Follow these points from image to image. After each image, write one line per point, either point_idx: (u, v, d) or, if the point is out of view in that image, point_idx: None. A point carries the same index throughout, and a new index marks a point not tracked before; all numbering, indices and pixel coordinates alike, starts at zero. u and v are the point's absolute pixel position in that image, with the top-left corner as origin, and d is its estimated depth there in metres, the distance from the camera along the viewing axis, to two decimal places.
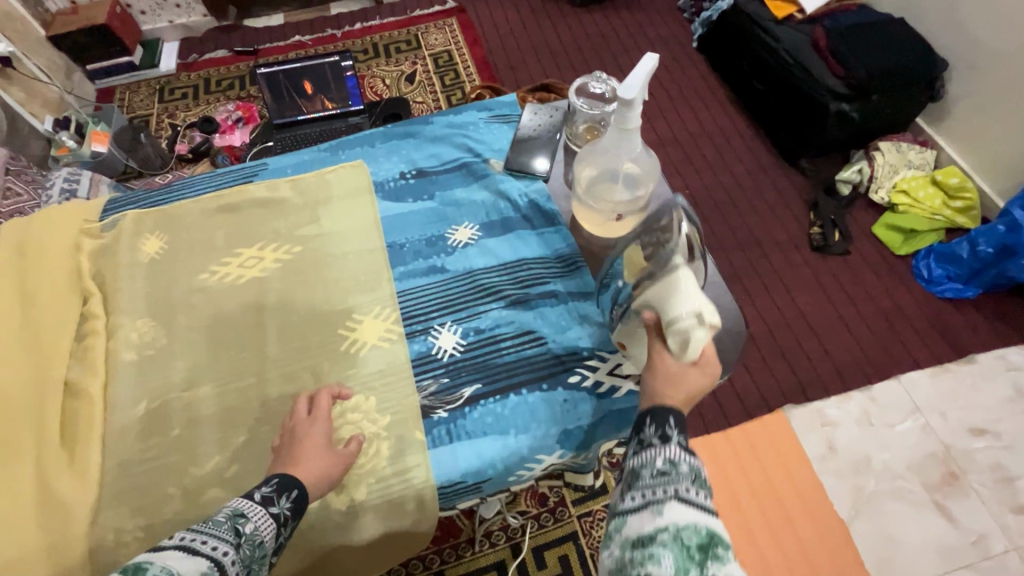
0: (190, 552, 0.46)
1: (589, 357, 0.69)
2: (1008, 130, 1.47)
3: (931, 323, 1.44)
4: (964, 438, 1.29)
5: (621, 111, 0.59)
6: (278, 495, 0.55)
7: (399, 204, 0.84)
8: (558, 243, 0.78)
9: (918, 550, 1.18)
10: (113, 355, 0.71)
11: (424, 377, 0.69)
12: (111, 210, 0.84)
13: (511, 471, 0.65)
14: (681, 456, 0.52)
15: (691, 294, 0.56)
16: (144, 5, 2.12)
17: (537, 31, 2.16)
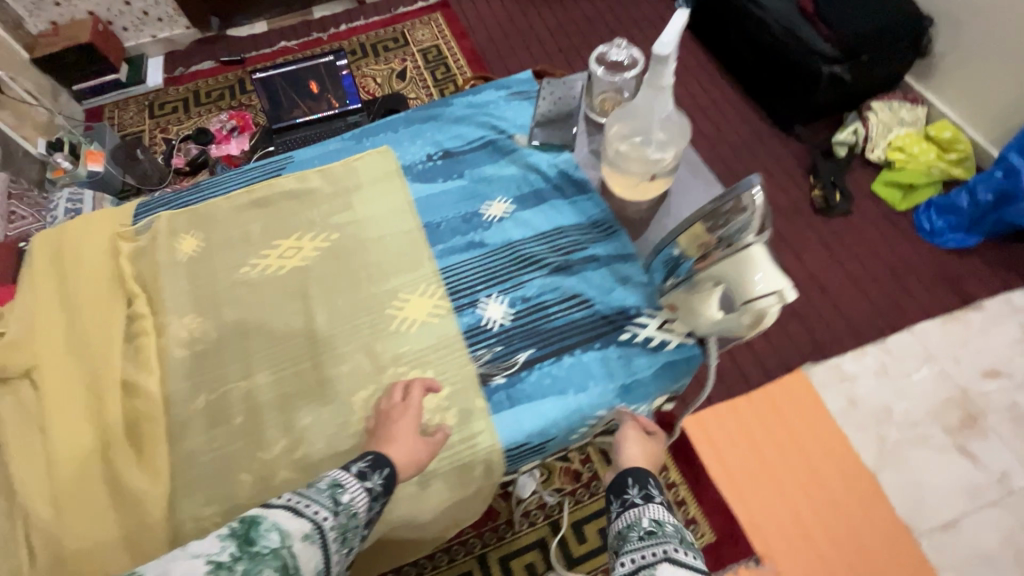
0: (295, 513, 0.50)
1: (637, 315, 0.73)
2: (997, 80, 1.50)
3: (936, 274, 1.47)
4: (978, 381, 1.33)
5: (655, 69, 0.62)
6: (372, 471, 0.58)
7: (430, 185, 0.86)
8: (591, 210, 0.81)
9: (943, 492, 1.21)
10: (165, 354, 0.75)
11: (478, 347, 0.72)
12: (144, 213, 0.87)
13: (573, 427, 0.69)
14: (664, 517, 0.55)
15: (767, 272, 0.57)
16: (125, 21, 2.09)
17: (523, 20, 2.16)
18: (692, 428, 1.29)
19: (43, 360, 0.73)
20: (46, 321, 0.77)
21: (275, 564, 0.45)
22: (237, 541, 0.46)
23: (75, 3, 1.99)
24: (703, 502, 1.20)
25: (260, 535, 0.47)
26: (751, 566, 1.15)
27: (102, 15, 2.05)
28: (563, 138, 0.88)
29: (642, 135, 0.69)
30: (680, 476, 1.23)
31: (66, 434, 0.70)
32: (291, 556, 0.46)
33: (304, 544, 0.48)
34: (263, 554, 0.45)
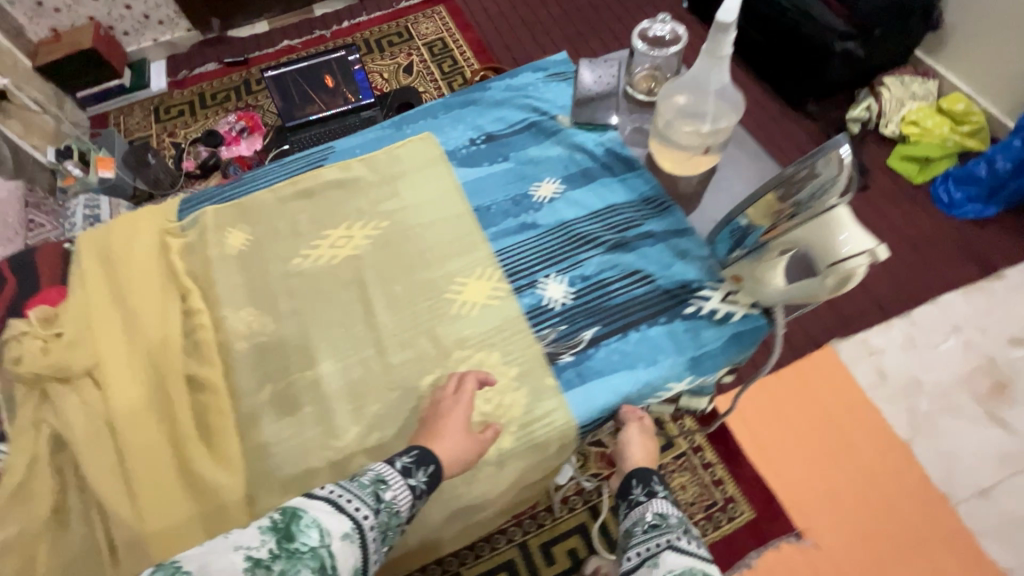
0: (337, 509, 0.51)
1: (699, 288, 0.72)
2: (1010, 51, 1.50)
3: (957, 245, 1.48)
4: (1005, 349, 1.34)
5: (715, 37, 0.62)
6: (416, 467, 0.59)
7: (475, 169, 0.85)
8: (642, 186, 0.81)
9: (979, 459, 1.22)
10: (226, 347, 0.73)
11: (542, 327, 0.72)
12: (189, 209, 0.85)
13: (644, 401, 0.69)
14: (665, 512, 0.78)
15: (853, 234, 0.55)
16: (127, 25, 2.06)
17: (527, 9, 2.15)
18: (727, 409, 1.29)
19: (106, 358, 0.70)
20: (102, 317, 0.74)
21: (312, 564, 0.46)
22: (278, 536, 0.47)
23: (74, 9, 1.96)
24: (740, 480, 1.21)
25: (301, 530, 0.48)
26: (792, 542, 1.16)
27: (103, 20, 2.02)
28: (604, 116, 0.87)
29: (695, 106, 0.70)
30: (716, 457, 1.23)
31: (136, 434, 0.67)
32: (329, 555, 0.47)
33: (342, 543, 0.49)
34: (302, 552, 0.46)
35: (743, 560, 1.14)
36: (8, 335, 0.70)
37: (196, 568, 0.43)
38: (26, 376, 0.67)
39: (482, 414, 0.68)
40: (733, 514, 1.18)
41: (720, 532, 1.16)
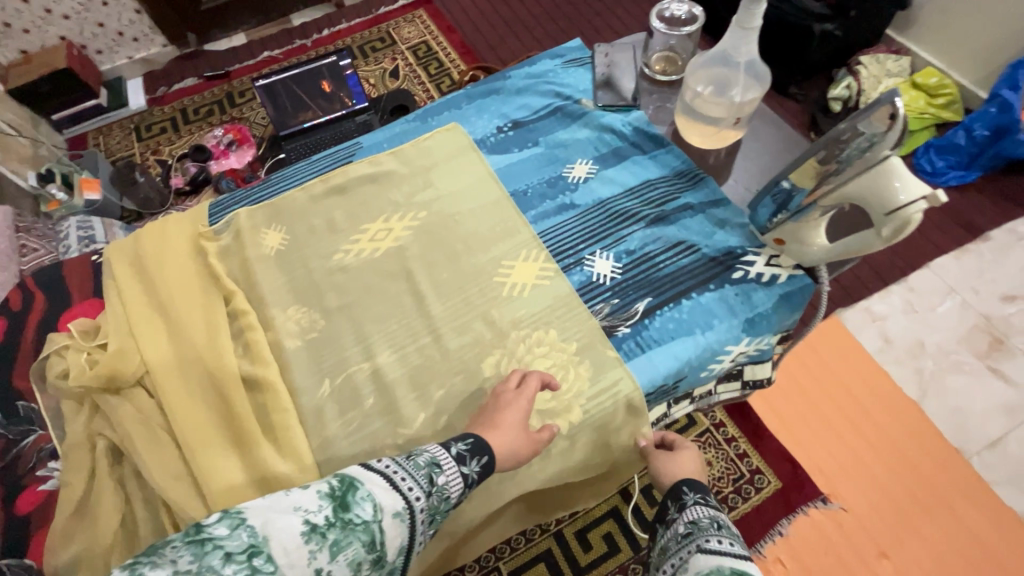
0: (391, 485, 0.51)
1: (744, 254, 0.74)
2: (979, 24, 1.57)
3: (945, 212, 1.54)
4: (999, 306, 1.40)
5: (747, 10, 0.64)
6: (469, 456, 0.58)
7: (506, 155, 0.86)
8: (673, 161, 0.83)
9: (987, 412, 1.28)
10: (277, 346, 0.71)
11: (595, 302, 0.73)
12: (220, 212, 0.83)
13: (704, 367, 0.70)
14: (700, 515, 0.62)
15: (907, 181, 0.57)
16: (100, 44, 1.99)
17: (508, 9, 2.16)
18: None
19: (156, 365, 0.69)
20: (144, 326, 0.72)
21: (364, 538, 0.47)
22: (334, 504, 0.47)
23: (45, 29, 1.88)
24: (765, 452, 1.23)
25: (356, 502, 0.48)
26: (820, 506, 1.18)
27: (75, 39, 1.95)
28: (624, 99, 0.89)
29: (721, 82, 0.73)
30: (739, 431, 1.26)
31: (194, 436, 0.65)
32: (379, 531, 0.48)
33: (393, 521, 0.49)
34: (355, 524, 0.47)
35: (775, 529, 1.16)
36: (52, 348, 0.71)
37: (259, 523, 0.44)
38: (76, 390, 0.69)
39: (540, 395, 0.69)
40: (761, 485, 1.20)
41: (750, 504, 1.19)
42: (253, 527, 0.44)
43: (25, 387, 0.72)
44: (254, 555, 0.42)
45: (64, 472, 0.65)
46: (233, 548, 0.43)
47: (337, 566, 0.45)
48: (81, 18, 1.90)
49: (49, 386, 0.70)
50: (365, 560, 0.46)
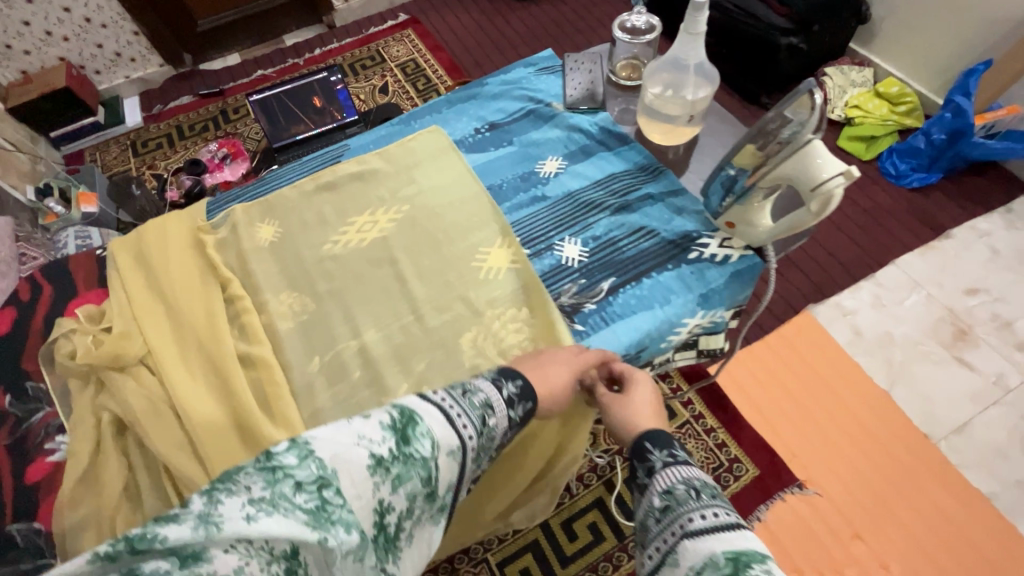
0: (448, 422, 0.54)
1: (699, 237, 0.80)
2: (934, 37, 1.67)
3: (910, 212, 1.62)
4: (962, 298, 1.47)
5: (692, 16, 0.72)
6: (518, 400, 0.61)
7: (483, 154, 0.93)
8: (636, 157, 0.89)
9: (953, 397, 1.33)
10: (271, 328, 0.75)
11: (564, 283, 0.79)
12: (217, 208, 0.87)
13: (664, 339, 0.76)
14: (674, 482, 0.53)
15: (826, 158, 0.62)
16: (98, 64, 2.06)
17: (493, 28, 2.26)
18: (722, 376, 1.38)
19: (155, 347, 0.71)
20: (147, 312, 0.74)
21: (422, 472, 0.50)
22: (397, 438, 0.49)
23: (45, 51, 1.95)
24: (742, 441, 1.28)
25: (417, 438, 0.51)
26: (796, 492, 1.23)
27: (74, 60, 2.01)
28: (593, 101, 0.96)
29: (677, 85, 0.80)
30: (717, 422, 1.30)
31: (195, 406, 0.67)
32: (434, 467, 0.52)
33: (447, 458, 0.53)
34: (416, 459, 0.50)
35: (753, 515, 1.20)
36: (59, 332, 0.71)
37: (329, 457, 0.45)
38: (81, 367, 0.69)
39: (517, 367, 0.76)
40: (739, 473, 1.24)
41: (729, 492, 1.23)
42: (322, 459, 0.45)
43: (34, 369, 0.71)
44: (323, 487, 0.44)
45: (70, 443, 0.65)
46: (304, 480, 0.43)
47: (397, 496, 0.49)
48: (80, 40, 1.97)
49: (60, 365, 0.70)
50: (420, 493, 0.51)
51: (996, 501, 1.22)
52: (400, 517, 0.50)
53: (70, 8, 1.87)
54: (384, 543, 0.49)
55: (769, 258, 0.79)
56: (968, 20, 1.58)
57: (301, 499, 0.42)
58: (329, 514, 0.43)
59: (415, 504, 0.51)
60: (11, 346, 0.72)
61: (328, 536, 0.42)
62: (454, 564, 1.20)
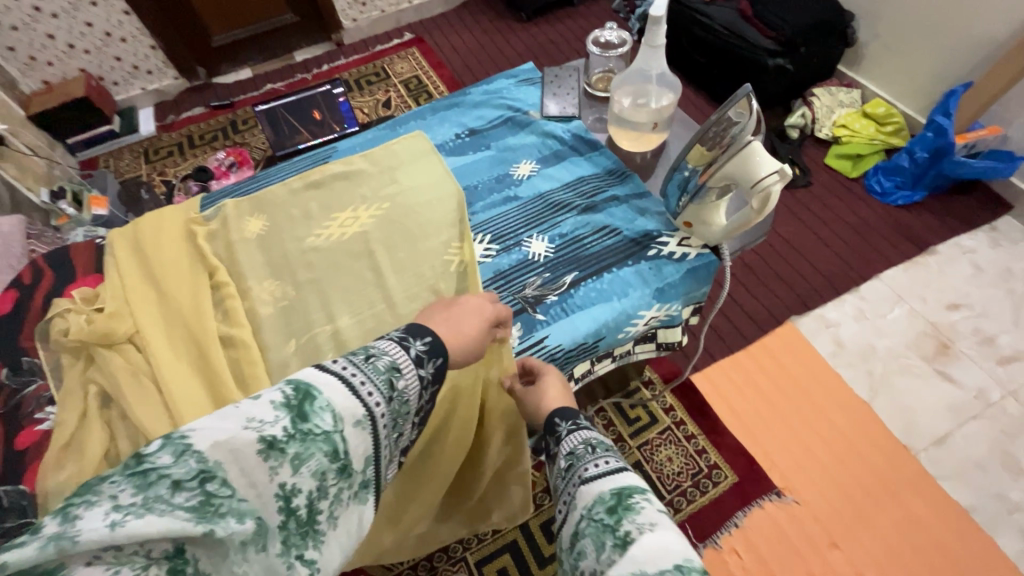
0: (350, 391, 0.47)
1: (659, 236, 0.84)
2: (917, 60, 1.72)
3: (895, 228, 1.65)
4: (945, 313, 1.48)
5: (651, 31, 0.77)
6: (427, 358, 0.55)
7: (462, 157, 0.99)
8: (605, 161, 0.94)
9: (933, 411, 1.34)
10: (253, 312, 0.78)
11: (529, 276, 0.83)
12: (211, 203, 0.93)
13: (622, 329, 0.79)
14: (577, 443, 0.58)
15: (765, 158, 0.67)
16: (116, 76, 2.15)
17: (494, 48, 2.35)
18: (703, 383, 1.40)
19: (144, 325, 0.72)
20: (138, 294, 0.76)
21: (325, 448, 0.44)
22: (292, 414, 0.43)
23: (67, 62, 2.05)
24: (722, 448, 1.29)
25: (315, 412, 0.44)
26: (774, 499, 1.24)
27: (94, 72, 2.11)
28: (569, 110, 1.02)
29: (642, 94, 0.86)
30: (698, 429, 1.32)
31: (174, 382, 0.67)
32: (342, 440, 0.45)
33: (355, 430, 0.46)
34: (316, 434, 0.43)
35: (730, 521, 1.21)
36: (54, 310, 0.73)
37: (207, 447, 0.39)
38: (74, 344, 0.70)
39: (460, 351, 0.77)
40: (717, 479, 1.26)
41: (707, 498, 1.24)
42: (202, 452, 0.39)
43: (31, 346, 0.72)
44: (206, 480, 0.39)
45: (58, 413, 0.66)
46: (181, 477, 0.38)
47: (301, 477, 0.43)
48: (100, 53, 2.07)
49: (53, 341, 0.72)
50: (329, 469, 0.45)
51: (974, 513, 1.22)
52: (312, 499, 0.44)
53: (92, 23, 1.98)
54: (298, 528, 0.44)
55: (723, 256, 0.83)
56: (949, 43, 1.62)
57: (181, 498, 0.37)
58: (216, 507, 0.39)
59: (326, 482, 0.45)
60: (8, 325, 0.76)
61: (217, 527, 0.38)
62: (433, 562, 1.21)
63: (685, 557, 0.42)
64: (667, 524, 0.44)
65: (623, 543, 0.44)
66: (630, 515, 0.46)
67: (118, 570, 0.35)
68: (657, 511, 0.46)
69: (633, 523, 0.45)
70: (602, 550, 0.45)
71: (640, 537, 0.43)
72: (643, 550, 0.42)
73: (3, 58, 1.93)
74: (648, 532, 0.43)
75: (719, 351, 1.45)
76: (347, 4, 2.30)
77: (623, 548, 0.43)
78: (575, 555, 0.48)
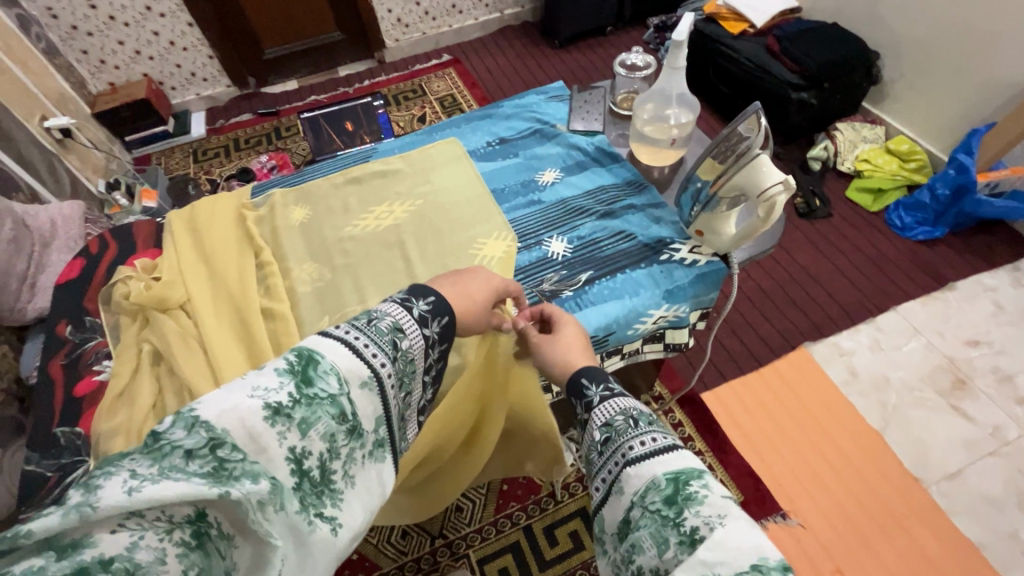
0: (353, 352, 0.47)
1: (671, 243, 0.89)
2: (941, 99, 1.74)
3: (914, 262, 1.66)
4: (962, 349, 1.48)
5: (673, 52, 0.83)
6: (432, 317, 0.57)
7: (491, 163, 1.05)
8: (624, 173, 1.00)
9: (947, 445, 1.33)
10: (292, 291, 0.85)
11: (547, 272, 0.88)
12: (260, 191, 1.01)
13: (632, 326, 0.83)
14: (613, 415, 0.54)
15: (771, 169, 0.71)
16: (175, 81, 2.32)
17: (527, 72, 2.46)
18: (712, 402, 1.42)
19: (195, 294, 0.80)
20: (191, 267, 0.84)
21: (332, 410, 0.44)
22: (296, 379, 0.43)
23: (132, 67, 2.22)
24: (729, 466, 1.30)
25: (319, 376, 0.44)
26: (778, 521, 1.24)
27: (155, 76, 2.28)
28: (593, 126, 1.08)
29: (662, 109, 0.91)
30: (705, 446, 1.33)
31: (217, 345, 0.74)
32: (348, 402, 0.45)
33: (361, 391, 0.47)
34: (321, 398, 0.43)
35: None
36: (117, 277, 0.81)
37: (215, 416, 0.38)
38: (132, 306, 0.78)
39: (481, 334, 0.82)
40: None
41: None
42: (210, 422, 0.38)
43: (94, 308, 0.82)
44: (217, 447, 0.37)
45: (114, 366, 0.74)
46: (193, 446, 0.36)
47: (311, 441, 0.42)
48: (163, 59, 2.23)
49: (114, 304, 0.80)
50: (339, 431, 0.45)
51: (986, 552, 1.20)
52: (324, 460, 0.44)
53: (158, 32, 2.15)
54: (313, 489, 0.43)
55: (732, 264, 0.87)
56: (973, 84, 1.65)
57: (195, 467, 0.36)
58: (230, 471, 0.37)
59: (337, 443, 0.45)
60: (72, 289, 0.83)
61: (232, 489, 0.36)
62: (437, 557, 1.24)
63: (759, 552, 0.38)
64: (737, 515, 0.40)
65: (691, 542, 0.40)
66: (692, 506, 0.42)
67: (142, 535, 0.34)
68: (721, 499, 0.42)
69: (698, 516, 0.41)
70: (667, 546, 0.41)
71: (711, 534, 0.39)
72: (716, 550, 0.38)
73: (76, 60, 2.11)
74: (719, 527, 0.39)
75: (730, 371, 1.47)
76: (391, 25, 2.45)
77: (691, 547, 0.39)
78: (630, 548, 0.44)
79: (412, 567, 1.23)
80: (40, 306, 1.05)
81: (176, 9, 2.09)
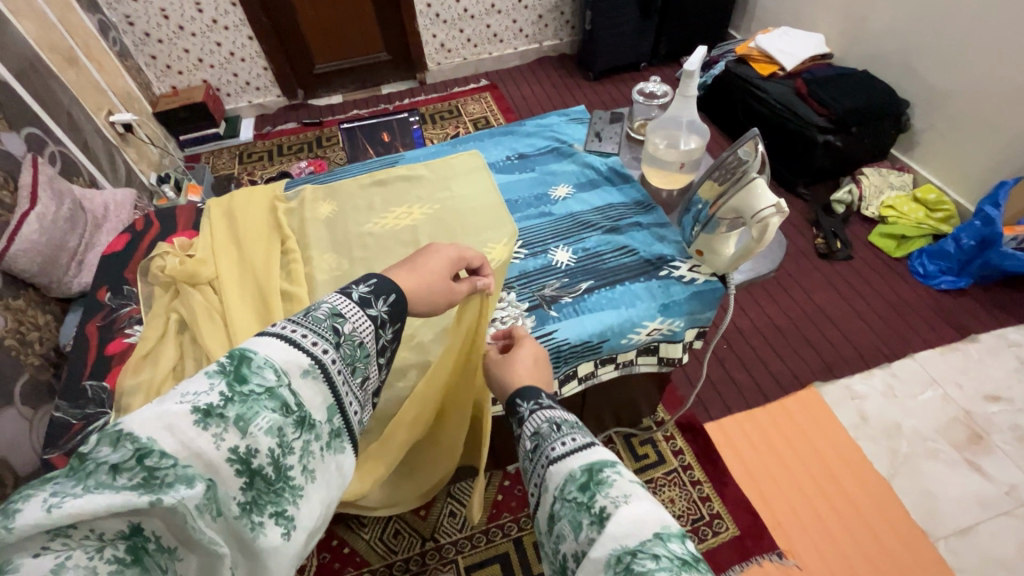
0: (290, 344, 0.47)
1: (672, 260, 0.91)
2: (971, 151, 1.73)
3: (935, 311, 1.63)
4: (982, 404, 1.43)
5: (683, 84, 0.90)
6: (374, 298, 0.56)
7: (509, 176, 1.11)
8: (635, 193, 1.04)
9: (959, 501, 1.28)
10: (311, 277, 0.90)
11: (549, 278, 0.91)
12: (293, 186, 1.09)
13: (627, 336, 0.86)
14: (542, 422, 0.56)
15: (767, 193, 0.77)
16: (230, 88, 2.49)
17: (560, 100, 2.54)
18: (715, 432, 1.41)
19: (223, 273, 0.86)
20: (223, 248, 0.91)
21: (272, 403, 0.43)
22: (228, 379, 0.43)
23: (193, 73, 2.40)
24: (726, 500, 1.28)
25: (255, 371, 0.44)
26: (775, 560, 1.21)
27: (213, 83, 2.45)
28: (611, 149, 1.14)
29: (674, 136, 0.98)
30: (705, 476, 1.32)
31: (236, 319, 0.79)
32: (290, 393, 0.45)
33: (304, 379, 0.46)
34: (257, 394, 0.43)
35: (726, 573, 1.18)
36: (157, 251, 0.89)
37: (139, 425, 0.38)
38: (167, 278, 0.85)
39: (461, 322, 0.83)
40: (718, 529, 1.24)
41: (705, 545, 1.22)
42: (135, 434, 0.37)
43: (132, 279, 0.89)
44: (144, 456, 0.37)
45: (143, 331, 0.81)
46: (119, 460, 0.36)
47: (255, 437, 0.42)
48: (222, 68, 2.41)
49: (151, 276, 0.87)
50: (285, 424, 0.44)
51: None
52: (274, 456, 0.43)
53: (220, 43, 2.32)
54: (267, 487, 0.43)
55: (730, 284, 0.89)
56: (1004, 138, 1.64)
57: (122, 480, 0.36)
58: (162, 479, 0.37)
59: (287, 438, 0.44)
60: (116, 262, 0.91)
61: (165, 496, 0.36)
62: (426, 560, 1.25)
63: (663, 523, 0.41)
64: (641, 494, 0.43)
65: (599, 520, 0.42)
66: (602, 489, 0.44)
67: (69, 555, 0.34)
68: (629, 482, 0.45)
69: (608, 498, 0.43)
70: (581, 528, 0.43)
71: (617, 511, 0.41)
72: (619, 526, 0.40)
73: (145, 64, 2.30)
74: (623, 504, 0.42)
75: (735, 403, 1.46)
76: (435, 50, 2.59)
77: (600, 525, 0.42)
78: (556, 539, 0.46)
79: (401, 567, 1.24)
80: (85, 281, 1.14)
81: (239, 23, 2.27)
